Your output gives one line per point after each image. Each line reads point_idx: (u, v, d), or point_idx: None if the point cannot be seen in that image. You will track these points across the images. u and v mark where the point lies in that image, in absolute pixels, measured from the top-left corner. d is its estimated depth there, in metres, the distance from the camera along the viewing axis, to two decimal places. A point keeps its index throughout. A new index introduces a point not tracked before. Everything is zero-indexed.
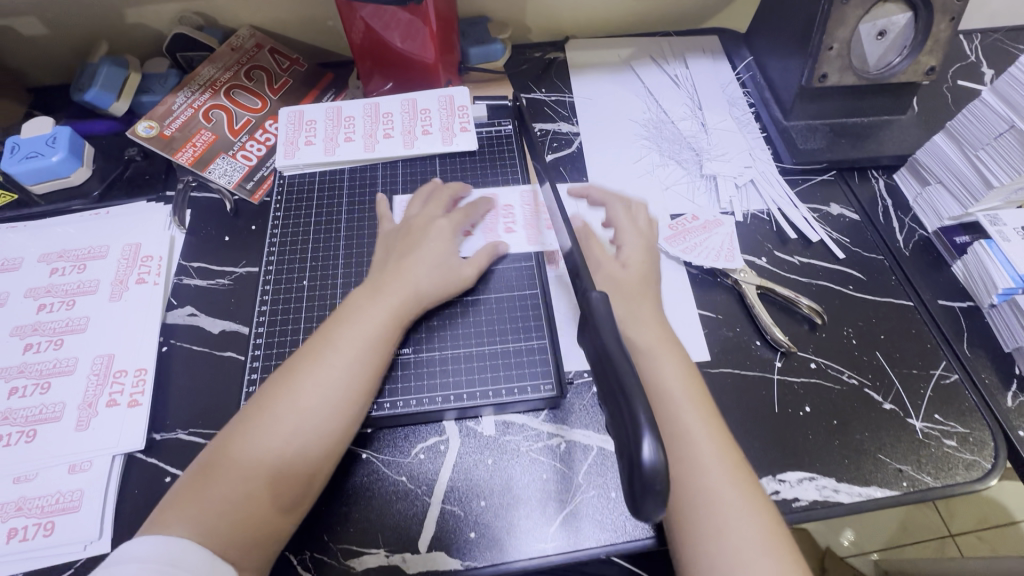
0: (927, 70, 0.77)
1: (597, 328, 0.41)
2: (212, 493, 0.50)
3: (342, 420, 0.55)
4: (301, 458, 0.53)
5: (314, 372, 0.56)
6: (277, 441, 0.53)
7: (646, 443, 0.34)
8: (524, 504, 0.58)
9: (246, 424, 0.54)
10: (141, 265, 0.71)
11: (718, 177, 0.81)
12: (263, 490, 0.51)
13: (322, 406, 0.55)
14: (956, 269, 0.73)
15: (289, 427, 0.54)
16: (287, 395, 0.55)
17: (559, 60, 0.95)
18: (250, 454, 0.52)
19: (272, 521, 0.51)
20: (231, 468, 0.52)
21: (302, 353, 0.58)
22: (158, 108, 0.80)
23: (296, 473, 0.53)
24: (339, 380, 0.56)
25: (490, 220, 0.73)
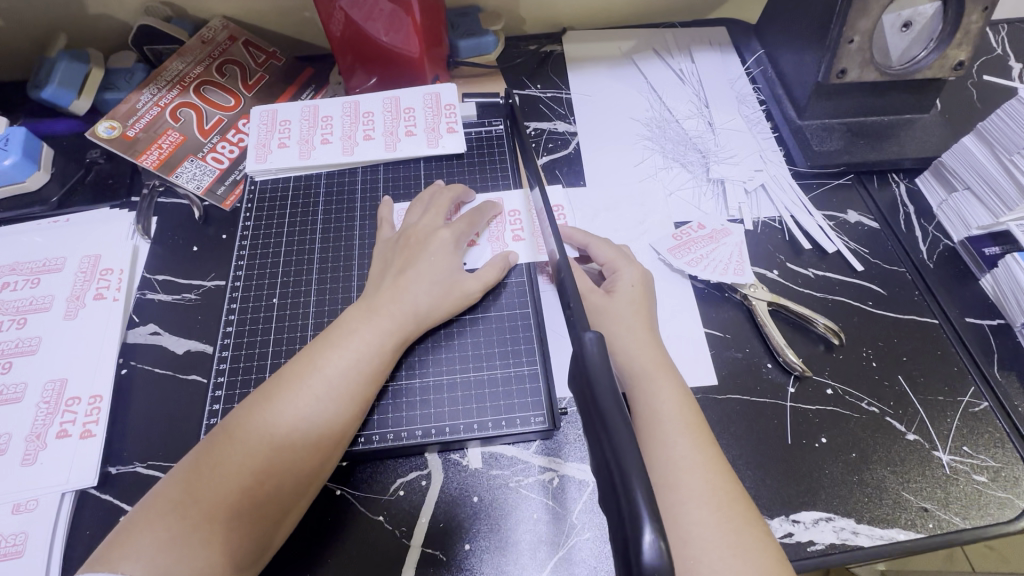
0: (955, 65, 0.70)
1: (591, 381, 0.36)
2: (173, 526, 0.44)
3: (326, 449, 0.50)
4: (279, 490, 0.47)
5: (296, 396, 0.50)
6: (254, 470, 0.47)
7: (646, 533, 0.29)
8: (513, 547, 0.52)
9: (216, 449, 0.48)
10: (100, 279, 0.66)
11: (726, 182, 0.75)
12: (232, 525, 0.45)
13: (307, 433, 0.49)
14: (985, 282, 0.67)
15: (267, 454, 0.47)
16: (266, 421, 0.49)
17: (556, 53, 0.89)
18: (219, 483, 0.46)
19: (239, 562, 0.45)
20: (196, 499, 0.45)
21: (282, 373, 0.52)
22: (121, 107, 0.74)
23: (272, 507, 0.47)
24: (323, 406, 0.50)
25: (495, 228, 0.67)
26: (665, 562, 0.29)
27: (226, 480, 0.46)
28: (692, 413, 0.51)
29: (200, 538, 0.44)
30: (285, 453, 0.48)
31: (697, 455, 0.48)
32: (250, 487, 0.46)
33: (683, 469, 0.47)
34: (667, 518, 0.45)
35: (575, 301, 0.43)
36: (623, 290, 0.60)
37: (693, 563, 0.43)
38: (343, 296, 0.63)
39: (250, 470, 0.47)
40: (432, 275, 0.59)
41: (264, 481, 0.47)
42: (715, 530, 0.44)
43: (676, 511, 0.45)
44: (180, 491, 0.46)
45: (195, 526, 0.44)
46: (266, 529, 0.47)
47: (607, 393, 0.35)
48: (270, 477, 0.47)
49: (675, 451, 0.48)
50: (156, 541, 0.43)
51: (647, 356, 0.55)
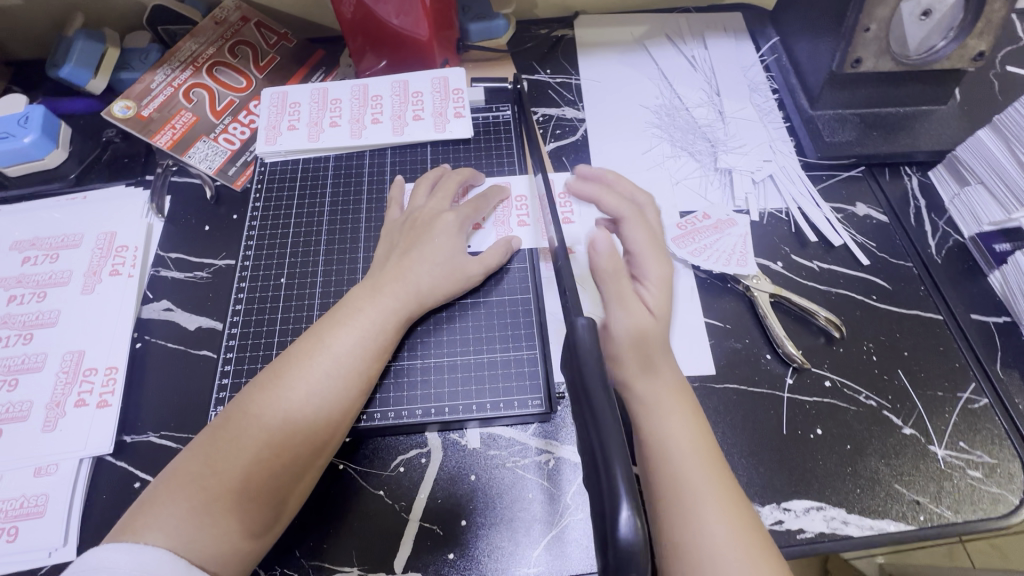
0: (975, 56, 0.69)
1: (580, 365, 0.37)
2: (192, 497, 0.46)
3: (336, 424, 0.52)
4: (292, 462, 0.49)
5: (305, 373, 0.51)
6: (267, 444, 0.48)
7: (623, 510, 0.30)
8: (508, 525, 0.54)
9: (231, 423, 0.49)
10: (115, 255, 0.68)
11: (734, 172, 0.75)
12: (249, 496, 0.47)
13: (317, 408, 0.51)
14: (993, 280, 0.66)
15: (280, 429, 0.49)
16: (276, 400, 0.50)
17: (567, 37, 0.88)
18: (234, 456, 0.48)
19: (258, 530, 0.47)
20: (213, 472, 0.47)
21: (291, 351, 0.54)
22: (136, 86, 0.75)
23: (285, 478, 0.49)
24: (330, 383, 0.52)
25: (501, 213, 0.68)
26: (639, 538, 0.30)
27: (241, 454, 0.48)
28: (689, 400, 0.52)
29: (218, 509, 0.46)
30: (297, 427, 0.50)
31: (692, 442, 0.49)
32: (265, 459, 0.48)
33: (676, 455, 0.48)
34: (656, 501, 0.46)
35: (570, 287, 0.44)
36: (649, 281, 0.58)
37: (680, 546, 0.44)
38: (348, 278, 0.64)
39: (265, 444, 0.48)
40: (436, 258, 0.60)
41: (279, 454, 0.49)
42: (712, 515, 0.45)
43: (667, 496, 0.46)
44: (197, 464, 0.48)
45: (213, 498, 0.46)
46: (283, 499, 0.49)
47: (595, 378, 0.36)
48: (284, 451, 0.49)
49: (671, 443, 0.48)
50: (176, 512, 0.45)
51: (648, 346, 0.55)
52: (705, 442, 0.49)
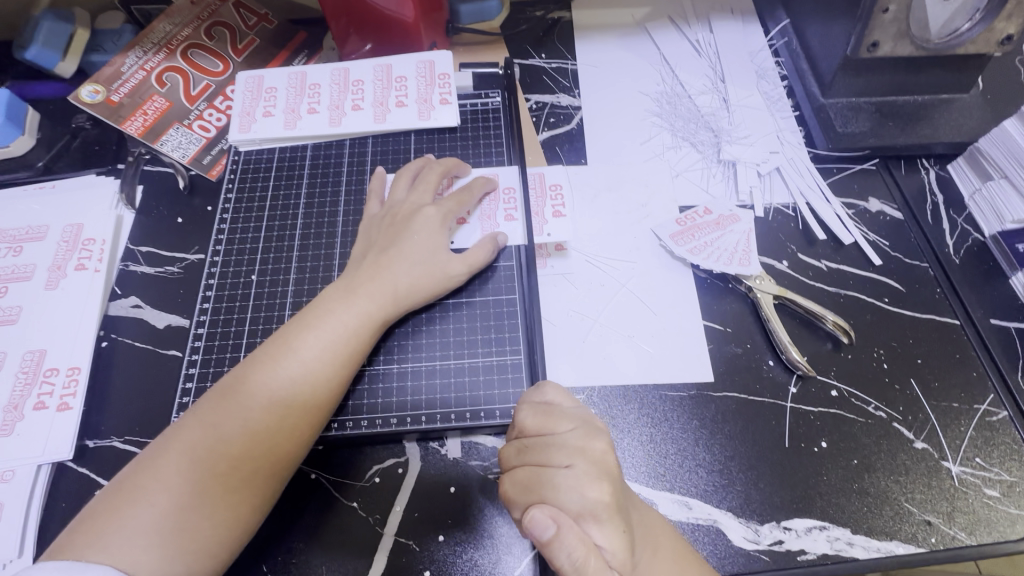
0: (1003, 40, 0.63)
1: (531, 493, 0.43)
2: (144, 514, 0.43)
3: (302, 434, 0.48)
4: (254, 475, 0.46)
5: (268, 380, 0.48)
6: (225, 455, 0.46)
7: None
8: (488, 541, 0.51)
9: (188, 434, 0.47)
10: (82, 249, 0.64)
11: (738, 164, 0.70)
12: (205, 512, 0.44)
13: (280, 418, 0.47)
14: (1016, 282, 0.62)
15: (240, 440, 0.46)
16: (236, 408, 0.47)
17: (564, 20, 0.83)
18: (191, 470, 0.45)
19: (216, 548, 0.44)
20: (167, 486, 0.44)
21: (255, 356, 0.50)
22: (105, 70, 0.71)
23: (244, 492, 0.46)
24: (295, 390, 0.48)
25: (487, 206, 0.63)
26: None
27: (199, 467, 0.45)
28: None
29: (172, 527, 0.43)
30: (259, 438, 0.47)
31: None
32: (224, 473, 0.45)
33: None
34: None
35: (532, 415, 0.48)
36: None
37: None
38: (323, 275, 0.61)
39: (224, 456, 0.46)
40: (416, 256, 0.56)
41: (239, 467, 0.46)
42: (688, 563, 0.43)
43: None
44: (150, 478, 0.45)
45: (168, 514, 0.43)
46: (243, 516, 0.46)
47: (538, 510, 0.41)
48: (243, 463, 0.46)
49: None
50: (126, 531, 0.42)
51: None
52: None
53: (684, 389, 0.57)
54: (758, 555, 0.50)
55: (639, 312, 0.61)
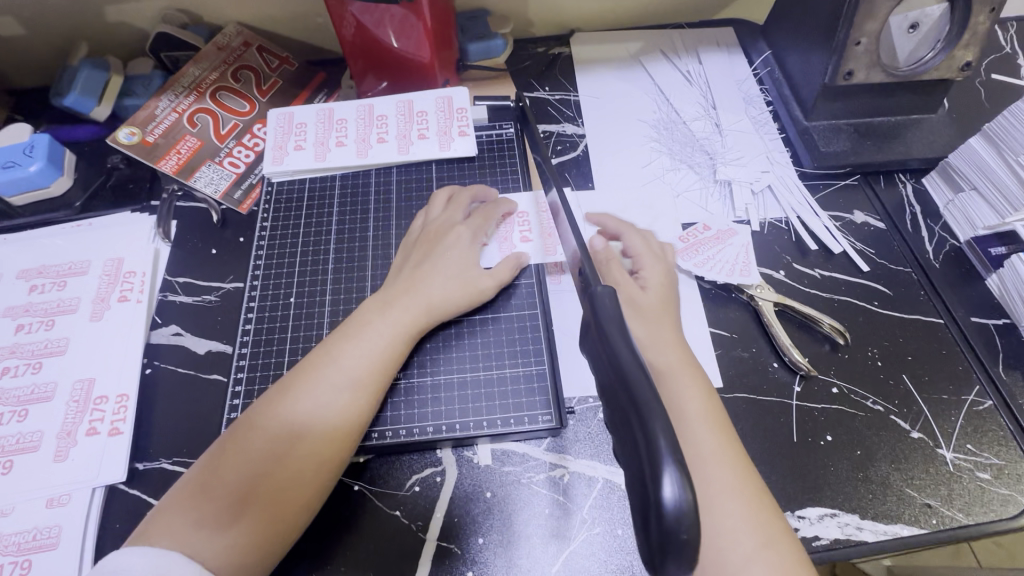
0: (963, 66, 0.71)
1: (602, 326, 0.37)
2: (205, 510, 0.46)
3: (354, 430, 0.52)
4: (305, 473, 0.48)
5: (324, 376, 0.52)
6: (285, 449, 0.49)
7: (667, 484, 0.28)
8: (523, 542, 0.54)
9: (239, 435, 0.49)
10: (123, 282, 0.68)
11: (733, 183, 0.76)
12: (270, 500, 0.47)
13: (336, 412, 0.51)
14: (990, 282, 0.68)
15: (300, 433, 0.49)
16: (294, 404, 0.50)
17: (564, 55, 0.90)
18: (246, 469, 0.47)
19: (280, 535, 0.47)
20: (225, 482, 0.47)
21: (311, 356, 0.54)
22: (140, 113, 0.75)
23: (304, 482, 0.48)
24: (349, 388, 0.52)
25: (525, 223, 0.68)
26: (688, 508, 0.28)
27: (253, 464, 0.48)
28: (712, 402, 0.52)
29: (233, 520, 0.45)
30: (307, 437, 0.49)
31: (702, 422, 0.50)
32: (275, 469, 0.48)
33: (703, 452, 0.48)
34: None
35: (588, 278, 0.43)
36: (652, 285, 0.60)
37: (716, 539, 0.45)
38: (356, 297, 0.65)
39: (274, 455, 0.48)
40: (449, 271, 0.60)
41: (299, 459, 0.49)
42: (739, 529, 0.45)
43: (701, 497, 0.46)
44: (210, 476, 0.47)
45: (226, 507, 0.46)
46: (295, 512, 0.48)
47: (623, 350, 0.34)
48: (304, 455, 0.49)
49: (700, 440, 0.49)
50: (190, 524, 0.45)
51: (671, 339, 0.55)
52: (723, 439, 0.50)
53: None
54: None
55: None
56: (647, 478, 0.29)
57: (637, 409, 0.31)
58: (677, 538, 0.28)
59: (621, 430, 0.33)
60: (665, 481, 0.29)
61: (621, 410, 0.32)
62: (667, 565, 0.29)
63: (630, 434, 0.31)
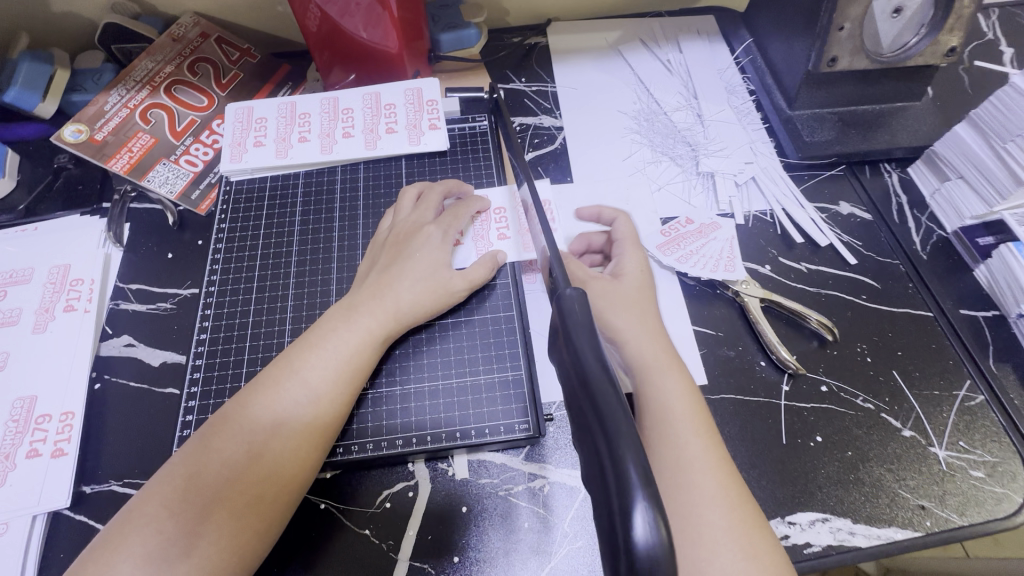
0: (948, 52, 0.69)
1: (568, 331, 0.34)
2: (149, 542, 0.41)
3: (325, 437, 0.48)
4: (259, 500, 0.44)
5: (293, 381, 0.48)
6: (252, 459, 0.45)
7: (638, 515, 0.26)
8: (503, 559, 0.51)
9: (198, 448, 0.45)
10: (70, 290, 0.63)
11: (716, 175, 0.74)
12: (237, 516, 0.43)
13: (308, 417, 0.47)
14: (979, 273, 0.66)
15: (269, 441, 0.46)
16: (261, 409, 0.47)
17: (540, 45, 0.86)
18: (193, 498, 0.43)
19: (250, 553, 0.43)
20: (172, 512, 0.42)
21: (278, 360, 0.50)
22: (88, 109, 0.70)
23: (273, 495, 0.45)
24: (318, 395, 0.48)
25: (497, 222, 0.64)
26: (662, 542, 0.25)
27: (202, 492, 0.43)
28: (701, 413, 0.49)
29: (179, 554, 0.41)
30: (262, 460, 0.45)
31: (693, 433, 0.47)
32: (225, 498, 0.43)
33: (690, 461, 0.45)
34: (674, 511, 0.43)
35: (559, 268, 0.41)
36: (627, 280, 0.58)
37: (704, 564, 0.42)
38: (321, 301, 0.61)
39: (239, 465, 0.44)
40: (421, 272, 0.56)
41: (267, 469, 0.45)
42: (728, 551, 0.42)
43: (686, 508, 0.43)
44: (154, 503, 0.42)
45: (179, 536, 0.41)
46: (246, 546, 0.43)
47: (587, 345, 0.33)
48: (272, 465, 0.45)
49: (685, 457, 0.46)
50: (131, 559, 0.40)
51: (657, 346, 0.52)
52: (710, 446, 0.47)
53: None
54: None
55: None
56: (616, 511, 0.26)
57: (605, 434, 0.28)
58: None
59: (588, 454, 0.30)
60: (635, 514, 0.26)
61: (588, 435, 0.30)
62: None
63: (597, 462, 0.28)
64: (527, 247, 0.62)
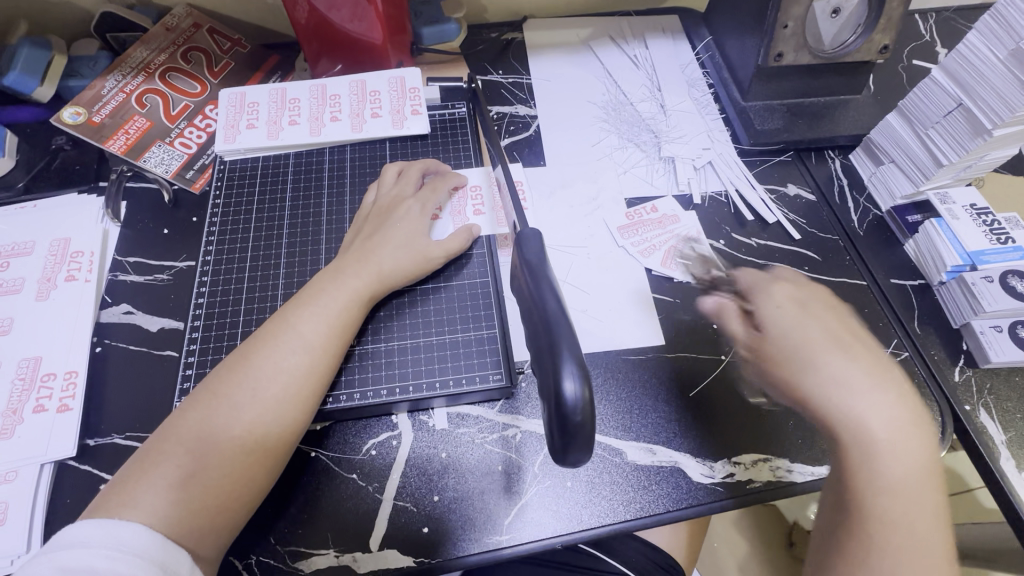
0: (881, 49, 0.76)
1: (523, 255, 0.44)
2: (165, 474, 0.47)
3: (316, 385, 0.54)
4: (264, 438, 0.50)
5: (289, 335, 0.54)
6: (256, 402, 0.51)
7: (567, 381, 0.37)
8: (479, 497, 0.56)
9: (205, 398, 0.51)
10: (71, 261, 0.67)
11: (677, 159, 0.80)
12: (243, 452, 0.49)
13: (303, 369, 0.53)
14: (908, 247, 0.74)
15: (268, 389, 0.51)
16: (262, 360, 0.53)
17: (516, 40, 0.92)
18: (204, 439, 0.49)
19: (255, 485, 0.50)
20: (186, 450, 0.48)
21: (275, 317, 0.56)
22: (86, 93, 0.74)
23: (273, 437, 0.51)
24: (311, 348, 0.54)
25: (472, 198, 0.70)
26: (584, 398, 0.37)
27: (211, 433, 0.49)
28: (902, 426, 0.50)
29: (193, 484, 0.47)
30: (264, 404, 0.51)
31: (912, 477, 0.48)
32: (232, 438, 0.49)
33: None
34: None
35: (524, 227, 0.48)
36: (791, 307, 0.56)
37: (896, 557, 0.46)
38: (312, 269, 0.65)
39: (242, 410, 0.50)
40: (404, 240, 0.61)
41: (268, 412, 0.51)
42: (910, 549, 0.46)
43: None
44: (169, 445, 0.49)
45: (194, 470, 0.48)
46: (256, 477, 0.50)
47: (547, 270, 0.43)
48: (271, 409, 0.51)
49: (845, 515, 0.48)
50: (150, 488, 0.46)
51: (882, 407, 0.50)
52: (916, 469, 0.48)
53: (643, 353, 0.65)
54: (714, 487, 0.58)
55: (575, 293, 0.69)
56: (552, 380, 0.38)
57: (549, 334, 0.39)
58: (573, 422, 0.37)
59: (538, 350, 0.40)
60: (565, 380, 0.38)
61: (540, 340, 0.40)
62: (571, 445, 0.38)
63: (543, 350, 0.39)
64: (499, 222, 0.68)
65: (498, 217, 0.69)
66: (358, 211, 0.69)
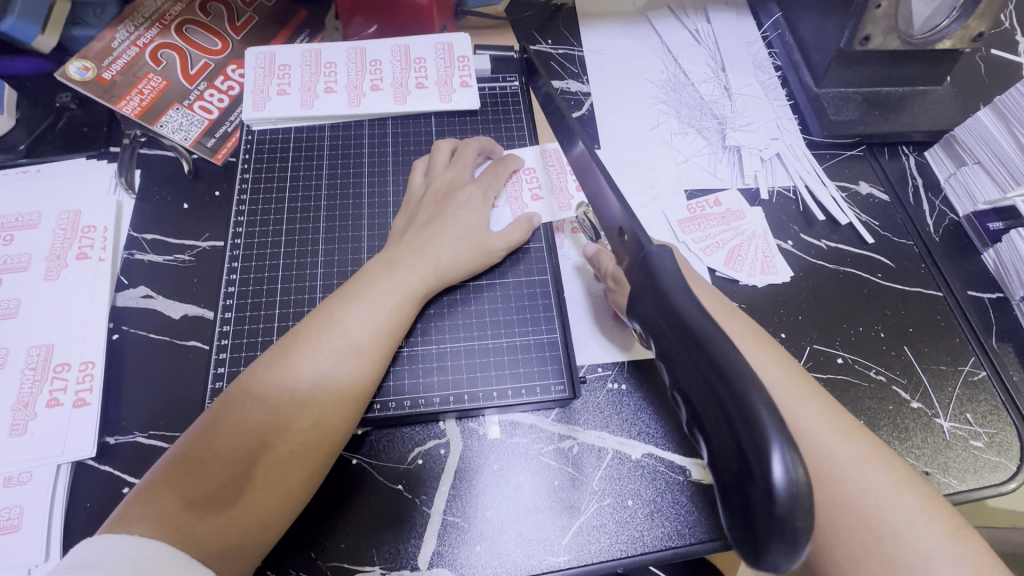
0: (976, 37, 0.69)
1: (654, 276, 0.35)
2: (195, 485, 0.42)
3: (362, 389, 0.48)
4: (304, 446, 0.45)
5: (333, 333, 0.48)
6: (295, 407, 0.46)
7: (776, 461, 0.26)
8: (534, 515, 0.52)
9: (239, 399, 0.46)
10: (82, 237, 0.61)
11: (742, 149, 0.74)
12: (282, 462, 0.44)
13: (348, 371, 0.48)
14: (987, 257, 0.69)
15: (310, 391, 0.46)
16: (303, 360, 0.47)
17: (567, 5, 0.84)
18: (237, 444, 0.44)
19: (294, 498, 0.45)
20: (218, 456, 0.43)
21: (317, 311, 0.50)
22: (94, 45, 0.66)
23: (314, 446, 0.46)
24: (358, 347, 0.49)
25: (530, 180, 0.64)
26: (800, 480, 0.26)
27: (246, 439, 0.44)
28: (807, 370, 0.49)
29: (226, 497, 0.42)
30: (307, 409, 0.46)
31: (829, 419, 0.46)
32: (270, 445, 0.44)
33: None
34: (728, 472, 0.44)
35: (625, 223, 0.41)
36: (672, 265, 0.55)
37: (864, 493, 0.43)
38: (353, 258, 0.59)
39: (282, 414, 0.45)
40: (460, 232, 0.56)
41: (309, 418, 0.46)
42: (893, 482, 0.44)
43: None
44: (198, 450, 0.43)
45: (228, 480, 0.43)
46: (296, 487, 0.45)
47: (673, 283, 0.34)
48: (313, 415, 0.46)
49: (891, 512, 0.42)
50: (179, 501, 0.41)
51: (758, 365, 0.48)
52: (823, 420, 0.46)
53: None
54: None
55: None
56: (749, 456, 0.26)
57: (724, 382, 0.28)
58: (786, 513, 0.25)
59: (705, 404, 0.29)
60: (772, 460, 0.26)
61: (704, 388, 0.29)
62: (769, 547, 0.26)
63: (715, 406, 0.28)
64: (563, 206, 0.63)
65: (559, 203, 0.63)
66: (406, 194, 0.62)
